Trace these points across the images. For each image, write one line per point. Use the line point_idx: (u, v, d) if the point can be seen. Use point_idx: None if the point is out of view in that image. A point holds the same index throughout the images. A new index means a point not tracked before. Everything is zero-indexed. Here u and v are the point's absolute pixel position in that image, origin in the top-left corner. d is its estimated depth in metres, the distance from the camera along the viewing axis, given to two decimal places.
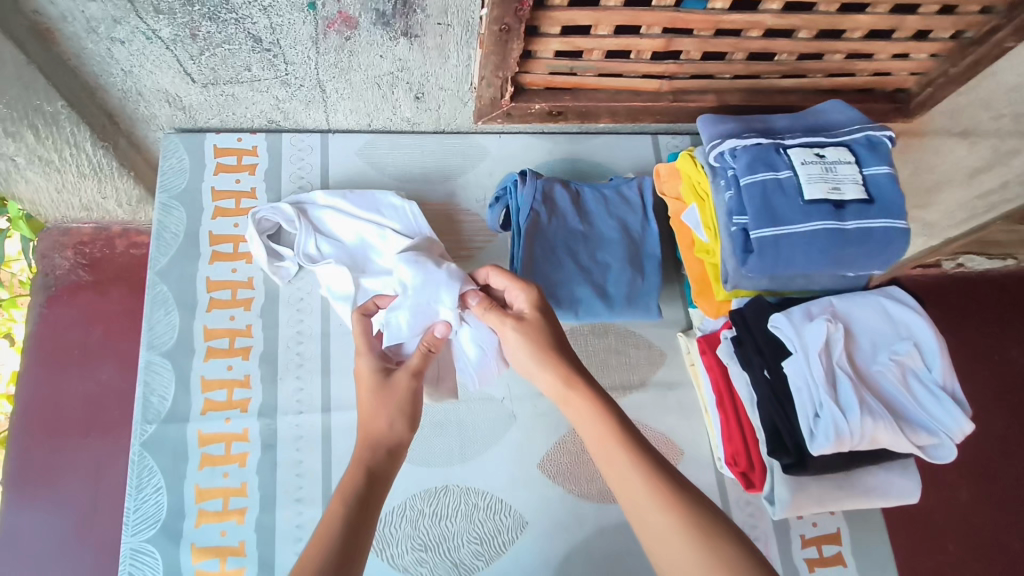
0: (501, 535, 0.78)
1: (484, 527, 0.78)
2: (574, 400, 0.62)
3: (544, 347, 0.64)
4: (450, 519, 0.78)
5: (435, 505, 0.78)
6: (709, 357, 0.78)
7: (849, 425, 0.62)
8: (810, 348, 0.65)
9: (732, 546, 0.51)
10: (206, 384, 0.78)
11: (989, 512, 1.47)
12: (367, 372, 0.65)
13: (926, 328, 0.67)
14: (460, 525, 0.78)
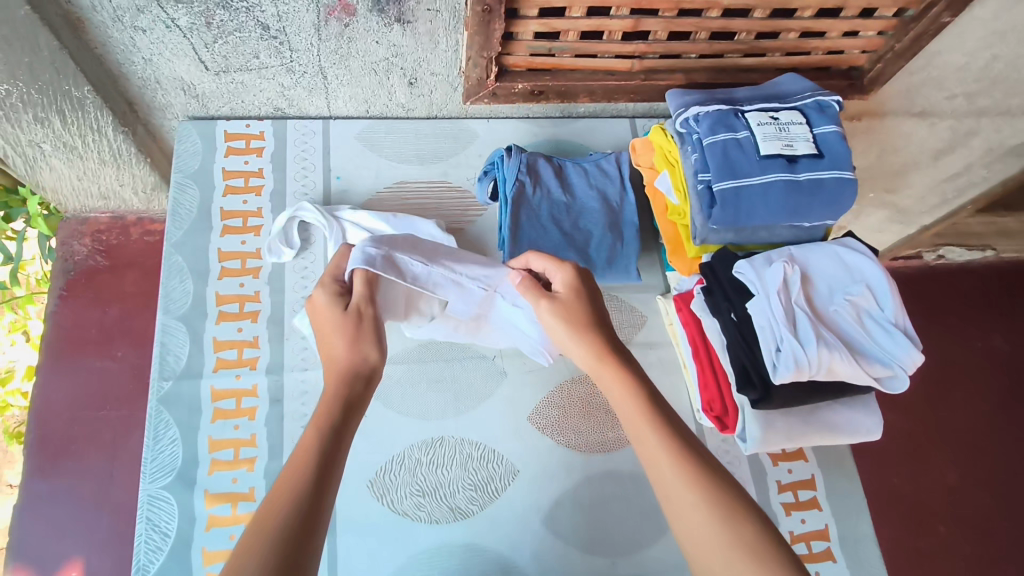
0: (496, 482, 0.83)
1: (479, 475, 0.83)
2: (608, 370, 0.63)
3: (584, 324, 0.67)
4: (448, 467, 0.83)
5: (433, 454, 0.83)
6: (685, 313, 0.83)
7: (807, 355, 0.68)
8: (770, 289, 0.71)
9: (757, 529, 0.51)
10: (218, 345, 0.84)
11: (985, 494, 1.47)
12: (329, 306, 0.66)
13: (877, 271, 0.74)
14: (458, 473, 0.83)
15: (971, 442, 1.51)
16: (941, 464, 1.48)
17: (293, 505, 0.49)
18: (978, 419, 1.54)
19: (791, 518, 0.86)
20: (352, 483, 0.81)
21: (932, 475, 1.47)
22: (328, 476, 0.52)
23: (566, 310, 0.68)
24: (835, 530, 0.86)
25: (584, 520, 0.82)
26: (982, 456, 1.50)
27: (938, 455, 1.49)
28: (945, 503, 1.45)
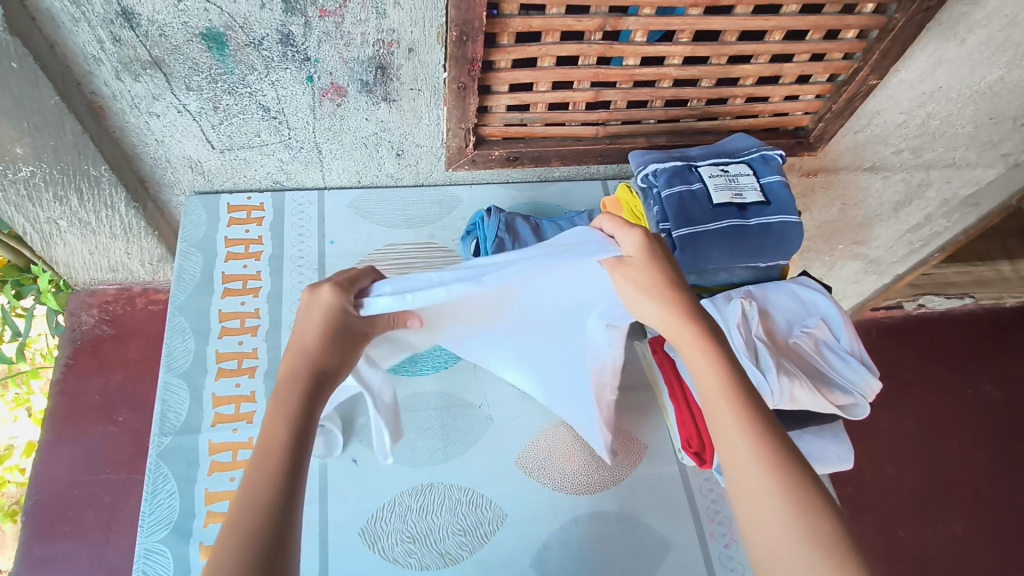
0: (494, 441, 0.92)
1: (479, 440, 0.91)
2: (683, 336, 0.61)
3: (655, 287, 0.64)
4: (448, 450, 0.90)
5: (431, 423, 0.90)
6: (660, 353, 0.90)
7: (769, 384, 0.73)
8: (731, 323, 0.76)
9: (831, 521, 0.49)
10: (217, 400, 0.89)
11: (995, 547, 1.44)
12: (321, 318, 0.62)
13: (829, 304, 0.79)
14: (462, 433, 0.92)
15: (972, 491, 1.50)
16: (944, 514, 1.47)
17: (264, 501, 0.47)
18: (978, 466, 1.53)
19: None
20: (346, 535, 0.82)
21: (935, 524, 1.46)
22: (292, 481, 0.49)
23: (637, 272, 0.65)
24: None
25: (576, 566, 0.83)
26: (985, 507, 1.49)
27: (940, 504, 1.48)
28: (953, 557, 1.42)
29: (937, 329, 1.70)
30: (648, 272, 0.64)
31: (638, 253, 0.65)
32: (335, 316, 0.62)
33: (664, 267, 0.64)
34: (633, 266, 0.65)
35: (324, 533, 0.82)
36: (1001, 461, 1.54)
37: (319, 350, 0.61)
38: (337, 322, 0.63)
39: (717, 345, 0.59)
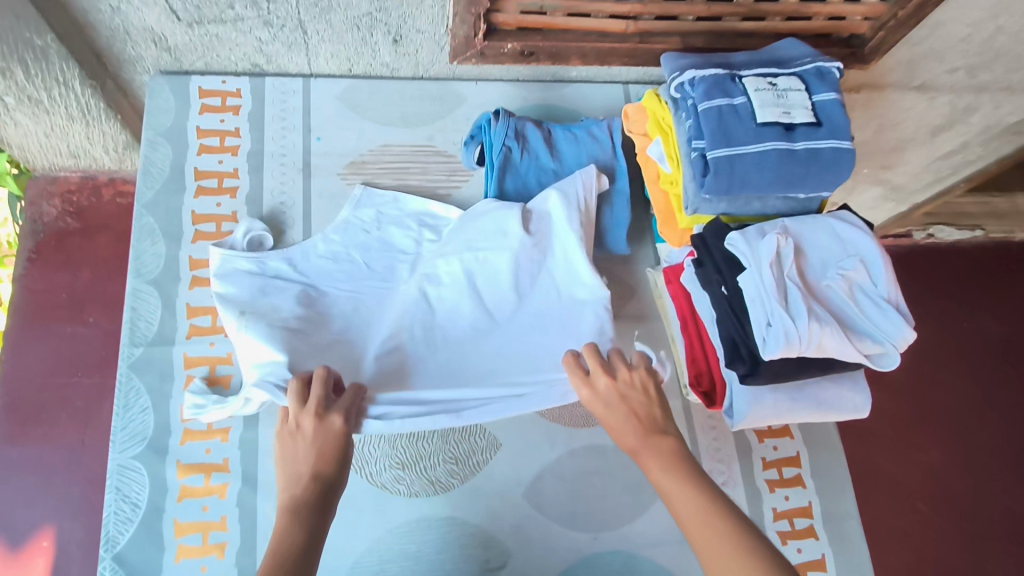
0: (444, 209, 0.89)
1: (432, 221, 0.88)
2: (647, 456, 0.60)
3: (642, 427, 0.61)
4: (383, 212, 0.88)
5: (356, 207, 0.87)
6: (674, 286, 0.83)
7: (798, 330, 0.66)
8: (762, 262, 0.69)
9: None
10: (191, 311, 0.82)
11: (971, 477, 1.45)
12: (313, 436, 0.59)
13: (871, 245, 0.72)
14: (402, 200, 0.89)
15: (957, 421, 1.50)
16: (924, 443, 1.47)
17: None
18: (965, 399, 1.53)
19: (774, 495, 0.87)
20: None
21: (915, 453, 1.46)
22: None
23: (607, 397, 0.64)
24: (818, 507, 0.88)
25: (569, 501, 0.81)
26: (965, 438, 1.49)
27: (923, 434, 1.48)
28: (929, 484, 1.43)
29: (948, 263, 1.64)
30: (622, 407, 0.63)
31: (609, 383, 0.65)
32: (327, 439, 0.59)
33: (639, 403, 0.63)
34: (608, 402, 0.64)
35: None
36: (989, 392, 1.54)
37: (320, 466, 0.57)
38: (336, 442, 0.59)
39: (673, 457, 0.59)
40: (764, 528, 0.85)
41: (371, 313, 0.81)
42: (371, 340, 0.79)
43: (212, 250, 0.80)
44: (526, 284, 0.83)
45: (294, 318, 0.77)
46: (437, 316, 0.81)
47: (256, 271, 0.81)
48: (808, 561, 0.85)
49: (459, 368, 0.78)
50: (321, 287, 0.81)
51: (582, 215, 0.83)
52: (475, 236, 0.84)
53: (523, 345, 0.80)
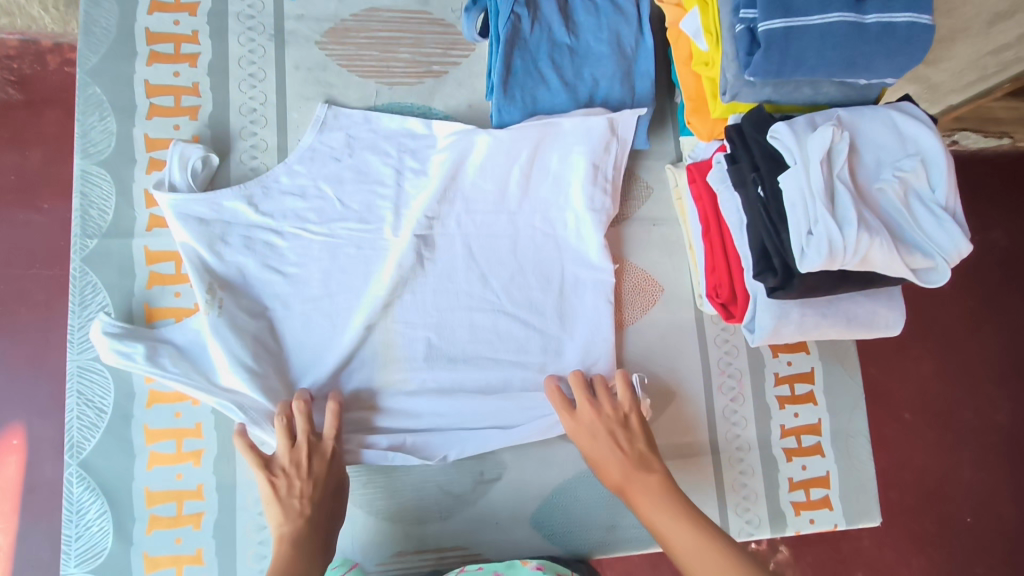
0: (424, 125, 0.76)
1: (414, 142, 0.76)
2: (632, 490, 0.62)
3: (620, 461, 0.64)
4: (353, 136, 0.75)
5: (321, 129, 0.74)
6: (699, 185, 0.74)
7: (844, 239, 0.57)
8: (810, 159, 0.60)
9: None
10: (151, 199, 0.72)
11: (995, 404, 1.20)
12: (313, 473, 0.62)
13: (935, 144, 0.62)
14: (375, 120, 0.76)
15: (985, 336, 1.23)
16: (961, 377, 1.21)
17: None
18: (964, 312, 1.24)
19: (783, 412, 0.80)
20: (307, 367, 0.70)
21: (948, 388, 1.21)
22: None
23: (591, 428, 0.66)
24: (828, 424, 0.81)
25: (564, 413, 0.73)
26: (955, 357, 1.22)
27: (893, 355, 1.21)
28: (920, 413, 1.19)
29: None
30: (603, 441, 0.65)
31: (590, 412, 0.67)
32: (325, 481, 0.62)
33: (616, 440, 0.65)
34: (585, 433, 0.66)
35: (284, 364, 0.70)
36: (985, 299, 1.25)
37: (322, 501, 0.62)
38: (332, 483, 0.63)
39: (654, 490, 0.61)
40: (769, 445, 0.79)
41: (353, 264, 0.73)
42: (356, 306, 0.72)
43: (159, 195, 0.67)
44: (529, 252, 0.76)
45: (269, 293, 0.70)
46: (430, 280, 0.74)
47: (210, 217, 0.69)
48: (811, 478, 0.79)
49: (448, 346, 0.73)
50: (287, 233, 0.72)
51: (602, 192, 0.77)
52: (473, 197, 0.76)
53: (518, 318, 0.75)
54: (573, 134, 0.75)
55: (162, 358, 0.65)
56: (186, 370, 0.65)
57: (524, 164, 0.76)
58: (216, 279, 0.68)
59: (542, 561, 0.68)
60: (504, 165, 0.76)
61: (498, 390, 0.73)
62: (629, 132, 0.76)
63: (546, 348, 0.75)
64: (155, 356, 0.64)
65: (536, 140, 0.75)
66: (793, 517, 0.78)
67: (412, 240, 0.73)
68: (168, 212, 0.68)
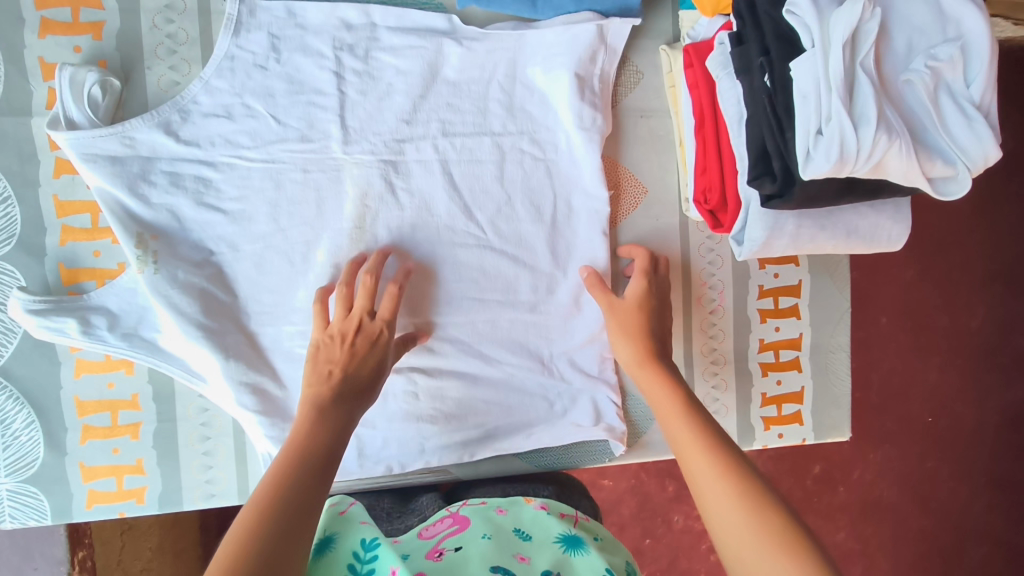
0: (361, 13, 0.65)
1: (350, 34, 0.65)
2: (651, 380, 0.59)
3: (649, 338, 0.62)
4: (278, 36, 0.63)
5: (236, 31, 0.62)
6: (696, 71, 0.64)
7: (858, 142, 0.49)
8: (832, 42, 0.50)
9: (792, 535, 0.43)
10: (48, 70, 0.61)
11: (971, 309, 1.15)
12: (355, 342, 0.56)
13: (979, 25, 0.52)
14: (301, 12, 0.64)
15: (974, 243, 1.15)
16: (945, 285, 1.15)
17: (285, 500, 0.43)
18: (960, 215, 1.15)
19: (764, 326, 0.75)
20: (251, 276, 0.64)
21: (933, 294, 1.15)
22: (310, 489, 0.45)
23: (625, 315, 0.64)
24: (809, 339, 0.76)
25: (551, 354, 0.68)
26: (938, 260, 1.15)
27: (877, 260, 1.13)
28: (896, 317, 1.14)
29: None
30: (635, 319, 0.64)
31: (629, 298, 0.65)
32: (368, 348, 0.57)
33: (650, 319, 0.64)
34: (627, 308, 0.65)
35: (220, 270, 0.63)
36: (987, 195, 1.14)
37: (356, 368, 0.55)
38: (373, 352, 0.57)
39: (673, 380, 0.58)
40: (745, 359, 0.75)
41: (301, 194, 0.64)
42: (302, 206, 0.64)
43: (56, 135, 0.58)
44: (518, 180, 0.67)
45: (211, 236, 0.63)
46: (387, 181, 0.65)
47: (132, 152, 0.61)
48: (786, 394, 0.76)
49: (428, 289, 0.66)
50: (221, 164, 0.63)
51: (592, 108, 0.67)
52: (451, 116, 0.66)
53: (506, 255, 0.67)
54: (555, 43, 0.66)
55: (99, 328, 0.60)
56: (128, 338, 0.61)
57: (500, 75, 0.67)
58: (146, 228, 0.61)
59: (549, 502, 0.62)
60: (475, 77, 0.66)
61: (480, 345, 0.67)
62: (620, 40, 0.67)
63: (537, 287, 0.68)
64: (91, 328, 0.60)
65: (510, 59, 0.67)
66: (762, 432, 0.76)
67: (378, 165, 0.65)
68: (71, 153, 0.59)
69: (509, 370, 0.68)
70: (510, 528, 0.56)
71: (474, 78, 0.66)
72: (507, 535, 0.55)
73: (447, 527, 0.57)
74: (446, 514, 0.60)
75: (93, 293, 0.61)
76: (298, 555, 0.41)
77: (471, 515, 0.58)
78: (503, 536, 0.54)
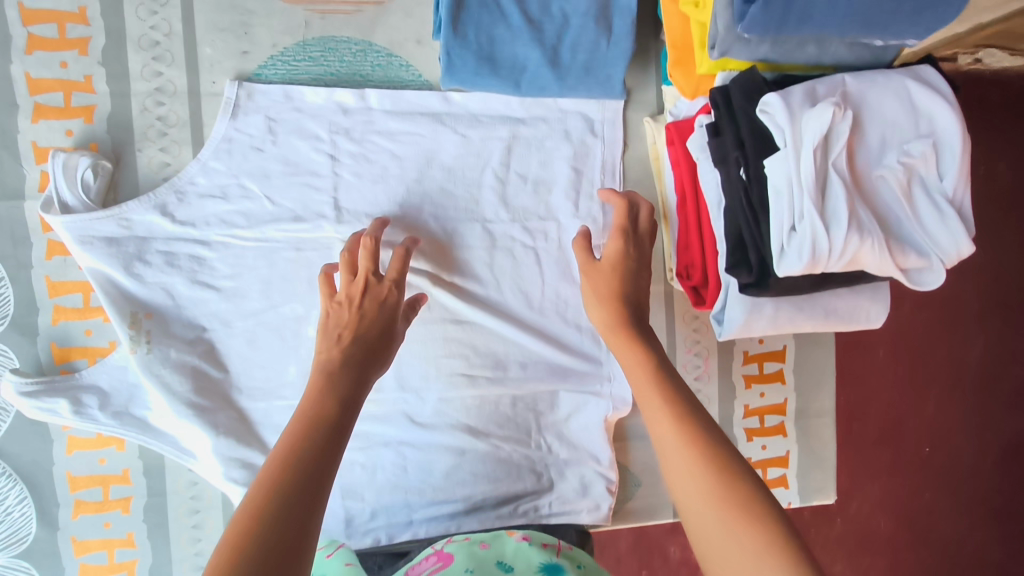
0: (357, 97, 0.66)
1: (346, 118, 0.66)
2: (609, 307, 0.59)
3: (611, 285, 0.61)
4: (275, 119, 0.65)
5: (234, 114, 0.64)
6: (677, 150, 0.65)
7: (830, 242, 0.50)
8: (804, 144, 0.51)
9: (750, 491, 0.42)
10: (40, 154, 0.62)
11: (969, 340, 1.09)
12: (363, 299, 0.57)
13: (951, 121, 0.53)
14: (299, 96, 0.65)
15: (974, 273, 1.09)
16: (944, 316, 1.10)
17: (317, 444, 0.43)
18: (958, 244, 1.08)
19: (749, 391, 0.76)
20: (243, 354, 0.65)
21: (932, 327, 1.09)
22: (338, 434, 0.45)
23: (604, 280, 0.61)
24: (794, 404, 0.77)
25: (538, 426, 0.70)
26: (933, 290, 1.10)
27: None
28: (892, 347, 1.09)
29: None
30: (603, 280, 0.61)
31: (611, 258, 0.62)
32: (383, 310, 0.57)
33: (629, 274, 0.61)
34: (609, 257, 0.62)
35: (210, 350, 0.64)
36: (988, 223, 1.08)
37: (366, 321, 0.56)
38: (381, 311, 0.57)
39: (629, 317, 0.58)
40: (730, 424, 0.76)
41: (294, 271, 0.65)
42: (293, 285, 0.65)
43: (49, 219, 0.59)
44: (506, 268, 0.69)
45: (203, 313, 0.64)
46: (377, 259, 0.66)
47: (124, 234, 0.62)
48: (771, 458, 0.77)
49: (417, 363, 0.68)
50: (214, 243, 0.64)
51: (586, 199, 0.71)
52: (444, 202, 0.68)
53: (497, 333, 0.69)
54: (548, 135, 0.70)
55: (91, 407, 0.61)
56: (120, 416, 0.62)
57: (492, 154, 0.69)
58: (139, 307, 0.62)
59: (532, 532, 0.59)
60: (468, 162, 0.69)
61: (472, 420, 0.69)
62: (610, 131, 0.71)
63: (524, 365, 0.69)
64: (82, 407, 0.61)
65: (506, 139, 0.69)
66: None
67: None
68: (65, 235, 0.60)
69: (496, 446, 0.69)
70: (492, 561, 0.55)
71: (463, 164, 0.68)
72: (488, 567, 0.53)
73: (431, 565, 0.56)
74: (430, 553, 0.59)
75: (84, 372, 0.62)
76: (310, 535, 0.38)
77: (455, 551, 0.57)
78: (484, 570, 0.53)
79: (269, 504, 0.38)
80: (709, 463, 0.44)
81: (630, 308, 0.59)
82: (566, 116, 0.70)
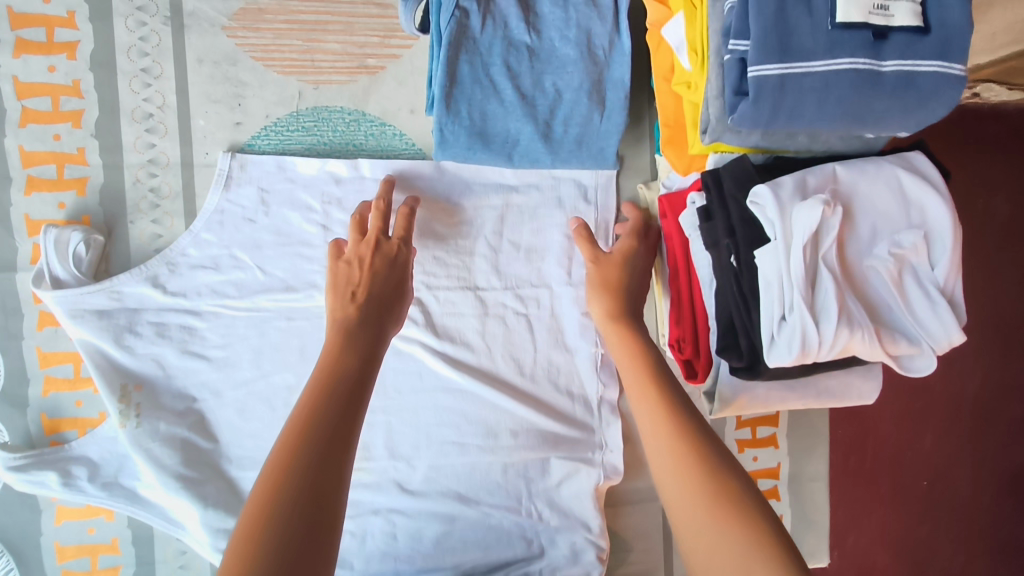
0: (349, 167, 0.66)
1: (338, 187, 0.66)
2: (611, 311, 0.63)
3: (614, 283, 0.65)
4: (267, 189, 0.65)
5: (226, 186, 0.64)
6: (670, 224, 0.65)
7: (819, 337, 0.49)
8: (794, 238, 0.50)
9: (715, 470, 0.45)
10: (32, 226, 0.62)
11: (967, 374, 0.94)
12: (369, 257, 0.56)
13: (943, 213, 0.53)
14: (291, 167, 0.65)
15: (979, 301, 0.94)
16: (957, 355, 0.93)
17: (337, 399, 0.43)
18: None
19: (742, 455, 0.76)
20: (232, 425, 0.65)
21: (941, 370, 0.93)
22: (359, 389, 0.45)
23: (606, 271, 0.65)
24: (787, 468, 0.77)
25: (529, 494, 0.69)
26: None
27: None
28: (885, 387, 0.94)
29: None
30: (609, 275, 0.65)
31: (618, 252, 0.66)
32: (392, 265, 0.56)
33: (632, 275, 0.66)
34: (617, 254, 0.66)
35: (200, 420, 0.64)
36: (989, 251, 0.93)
37: (377, 279, 0.55)
38: (392, 268, 0.57)
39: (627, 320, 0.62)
40: None
41: (285, 342, 0.65)
42: (283, 356, 0.65)
43: (40, 294, 0.59)
44: (497, 334, 0.69)
45: (194, 383, 0.64)
46: None
47: (115, 306, 0.62)
48: None
49: (408, 431, 0.68)
50: (205, 313, 0.64)
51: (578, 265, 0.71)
52: (435, 270, 0.68)
53: (487, 400, 0.69)
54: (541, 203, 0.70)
55: (80, 479, 0.61)
56: (108, 488, 0.62)
57: (485, 221, 0.69)
58: (130, 379, 0.62)
59: None
60: (461, 229, 0.69)
61: (462, 489, 0.69)
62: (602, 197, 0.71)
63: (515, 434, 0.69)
64: (71, 480, 0.61)
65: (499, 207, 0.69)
66: None
67: None
68: (57, 309, 0.60)
69: (488, 514, 0.69)
70: None
71: (456, 230, 0.68)
72: None
73: None
74: None
75: (74, 443, 0.62)
76: (336, 497, 0.38)
77: None
78: None
79: (294, 465, 0.38)
80: (684, 443, 0.47)
81: (627, 302, 0.64)
82: (559, 183, 0.70)
